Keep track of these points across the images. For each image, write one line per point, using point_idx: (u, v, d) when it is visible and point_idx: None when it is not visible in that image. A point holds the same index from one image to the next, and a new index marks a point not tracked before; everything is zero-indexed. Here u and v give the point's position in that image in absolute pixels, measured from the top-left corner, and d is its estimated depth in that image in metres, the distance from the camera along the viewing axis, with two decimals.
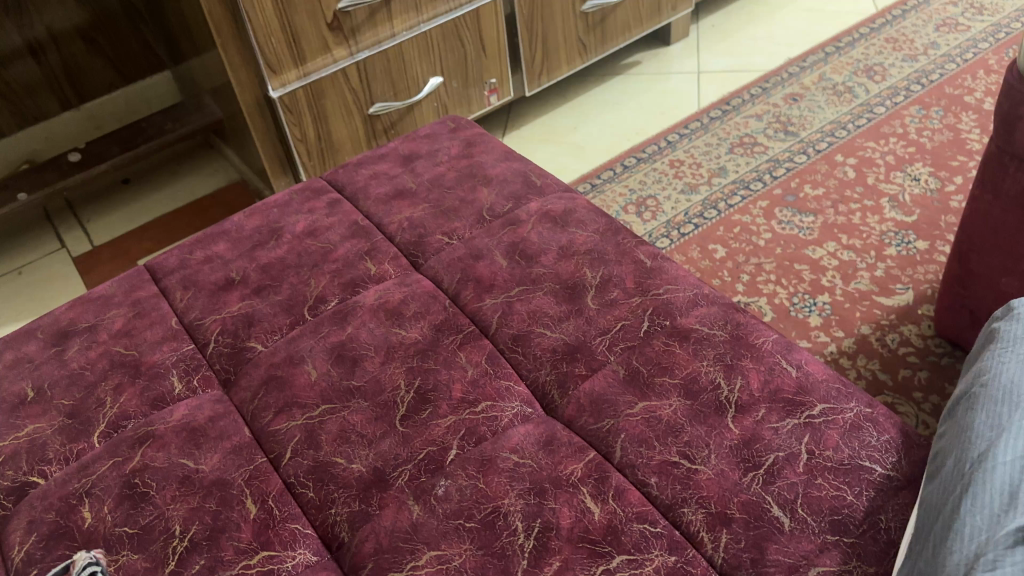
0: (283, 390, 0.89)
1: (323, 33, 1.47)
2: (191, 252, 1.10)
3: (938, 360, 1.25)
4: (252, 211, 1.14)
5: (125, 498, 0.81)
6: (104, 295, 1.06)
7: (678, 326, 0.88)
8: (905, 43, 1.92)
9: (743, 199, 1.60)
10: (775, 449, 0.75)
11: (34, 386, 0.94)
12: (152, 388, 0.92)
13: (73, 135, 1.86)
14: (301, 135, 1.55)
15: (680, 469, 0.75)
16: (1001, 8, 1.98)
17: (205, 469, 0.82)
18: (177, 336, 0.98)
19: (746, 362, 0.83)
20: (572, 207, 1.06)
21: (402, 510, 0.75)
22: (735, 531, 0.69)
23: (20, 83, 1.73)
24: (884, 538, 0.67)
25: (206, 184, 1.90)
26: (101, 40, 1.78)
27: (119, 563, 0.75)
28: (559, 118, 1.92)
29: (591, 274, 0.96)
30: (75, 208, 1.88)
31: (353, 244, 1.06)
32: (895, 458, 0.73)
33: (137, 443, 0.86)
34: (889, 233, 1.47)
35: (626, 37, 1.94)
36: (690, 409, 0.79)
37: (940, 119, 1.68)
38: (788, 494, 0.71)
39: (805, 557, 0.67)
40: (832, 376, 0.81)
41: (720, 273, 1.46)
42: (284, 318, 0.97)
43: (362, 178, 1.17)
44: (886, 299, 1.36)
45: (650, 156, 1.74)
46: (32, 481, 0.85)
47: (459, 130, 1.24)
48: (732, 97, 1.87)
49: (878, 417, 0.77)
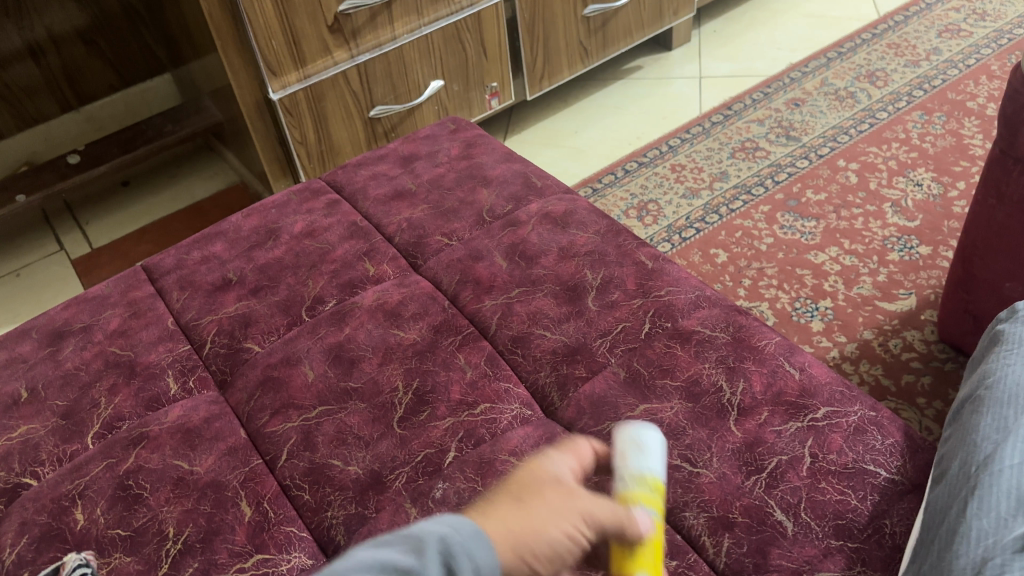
0: (280, 391, 0.87)
1: (323, 36, 1.46)
2: (188, 252, 1.09)
3: (942, 365, 1.24)
4: (250, 210, 1.13)
5: (118, 500, 0.79)
6: (99, 295, 1.05)
7: (680, 328, 0.86)
8: (908, 49, 1.92)
9: (745, 204, 1.59)
10: (778, 453, 0.73)
11: (27, 386, 0.93)
12: (148, 389, 0.91)
13: (72, 138, 1.86)
14: (301, 137, 1.55)
15: (681, 472, 0.73)
16: (1003, 14, 1.98)
17: (200, 471, 0.81)
18: (173, 336, 0.97)
19: (748, 364, 0.82)
20: (573, 208, 1.05)
21: (399, 513, 0.74)
22: (737, 535, 0.68)
23: (20, 85, 1.72)
24: (889, 543, 0.66)
25: (205, 187, 1.89)
26: (101, 42, 1.78)
27: (111, 566, 0.74)
28: (560, 123, 1.92)
29: (592, 275, 0.95)
30: (74, 210, 1.87)
31: (351, 244, 1.05)
32: (900, 462, 0.72)
33: (132, 443, 0.84)
34: (892, 238, 1.46)
35: (627, 42, 1.94)
36: (692, 412, 0.78)
37: (943, 124, 1.68)
38: (791, 498, 0.70)
39: (808, 562, 0.66)
40: (835, 379, 0.80)
41: (722, 278, 1.45)
42: (281, 319, 0.97)
43: (362, 178, 1.17)
44: (888, 304, 1.35)
45: (652, 160, 1.74)
46: (25, 482, 0.84)
47: (459, 131, 1.24)
48: (734, 102, 1.87)
49: (882, 420, 0.76)
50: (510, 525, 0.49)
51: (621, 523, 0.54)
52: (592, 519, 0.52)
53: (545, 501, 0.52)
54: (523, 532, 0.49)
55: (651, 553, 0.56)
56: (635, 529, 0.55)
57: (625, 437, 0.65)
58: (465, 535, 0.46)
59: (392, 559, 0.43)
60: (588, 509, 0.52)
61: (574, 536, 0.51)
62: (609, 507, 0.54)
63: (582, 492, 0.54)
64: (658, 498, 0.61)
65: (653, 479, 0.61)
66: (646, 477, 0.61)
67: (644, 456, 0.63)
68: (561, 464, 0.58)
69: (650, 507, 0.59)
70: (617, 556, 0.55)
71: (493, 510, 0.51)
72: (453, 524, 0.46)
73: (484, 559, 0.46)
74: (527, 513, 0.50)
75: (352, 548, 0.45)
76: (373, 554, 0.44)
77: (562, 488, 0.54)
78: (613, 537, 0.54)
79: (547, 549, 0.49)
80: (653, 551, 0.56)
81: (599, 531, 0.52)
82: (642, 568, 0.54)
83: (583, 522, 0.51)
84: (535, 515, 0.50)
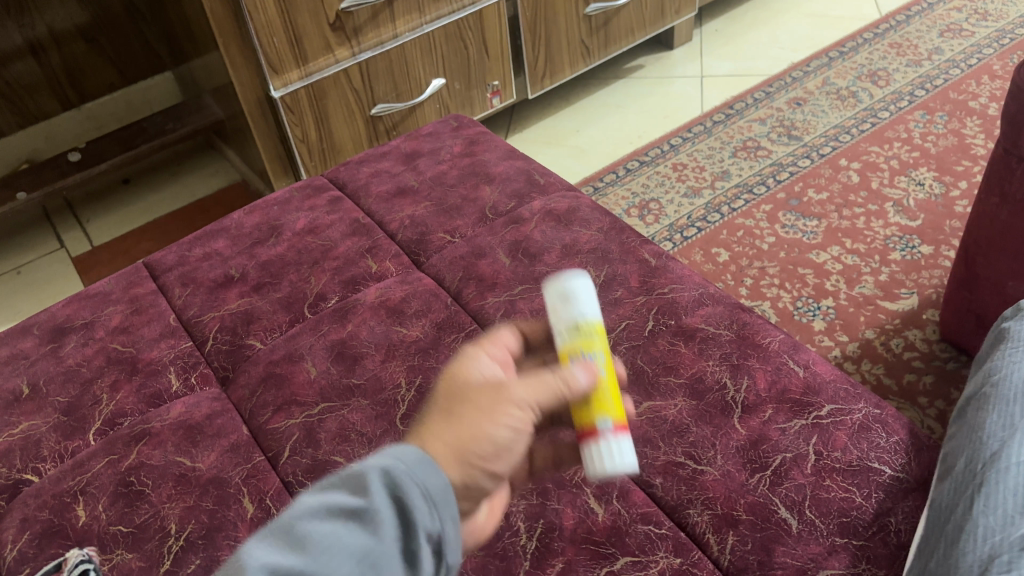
0: (283, 388, 0.87)
1: (325, 33, 1.46)
2: (190, 249, 1.08)
3: (943, 364, 1.24)
4: (252, 207, 1.13)
5: (120, 497, 0.79)
6: (101, 291, 1.04)
7: (683, 325, 0.86)
8: (910, 48, 1.92)
9: (747, 203, 1.59)
10: (782, 450, 0.73)
11: (29, 382, 0.93)
12: (149, 385, 0.91)
13: (72, 135, 1.85)
14: (302, 135, 1.54)
15: (685, 470, 0.73)
16: (1005, 14, 1.98)
17: (202, 467, 0.81)
18: (175, 332, 0.97)
19: (752, 362, 0.81)
20: (576, 206, 1.05)
21: None
22: (741, 533, 0.68)
23: (21, 83, 1.71)
24: (893, 541, 0.66)
25: (206, 185, 1.89)
26: (102, 40, 1.77)
27: (113, 562, 0.74)
28: (561, 121, 1.92)
29: (595, 272, 0.94)
30: (74, 208, 1.87)
31: (354, 241, 1.05)
32: (905, 460, 0.72)
33: (134, 440, 0.84)
34: (894, 237, 1.46)
35: (629, 41, 1.94)
36: (696, 409, 0.78)
37: (945, 124, 1.68)
38: (796, 496, 0.70)
39: (813, 559, 0.66)
40: (840, 377, 0.80)
41: (724, 277, 1.45)
42: (283, 316, 0.96)
43: (364, 176, 1.16)
44: (890, 303, 1.35)
45: (654, 159, 1.74)
46: (27, 478, 0.83)
47: (462, 128, 1.23)
48: (735, 101, 1.87)
49: (887, 418, 0.76)
50: (445, 440, 0.50)
51: (559, 390, 0.57)
52: (527, 400, 0.54)
53: (475, 404, 0.53)
54: (459, 443, 0.50)
55: (608, 393, 0.62)
56: (576, 385, 0.58)
57: (552, 295, 0.68)
58: (408, 462, 0.48)
59: (339, 501, 0.46)
60: (520, 394, 0.54)
61: (516, 424, 0.53)
62: (543, 380, 0.56)
63: (509, 381, 0.55)
64: (599, 336, 0.66)
65: (587, 323, 0.65)
66: (580, 325, 0.65)
67: (574, 304, 0.67)
68: (487, 362, 0.59)
69: (593, 348, 0.64)
70: (578, 410, 0.61)
71: (426, 431, 0.52)
72: (395, 455, 0.48)
73: (432, 480, 0.48)
74: (460, 420, 0.52)
75: (303, 496, 0.48)
76: (323, 498, 0.47)
77: (492, 385, 0.55)
78: (557, 403, 0.57)
79: (492, 447, 0.51)
80: (608, 390, 0.62)
81: (540, 406, 0.55)
82: (603, 411, 0.61)
83: (520, 408, 0.53)
84: (469, 421, 0.52)
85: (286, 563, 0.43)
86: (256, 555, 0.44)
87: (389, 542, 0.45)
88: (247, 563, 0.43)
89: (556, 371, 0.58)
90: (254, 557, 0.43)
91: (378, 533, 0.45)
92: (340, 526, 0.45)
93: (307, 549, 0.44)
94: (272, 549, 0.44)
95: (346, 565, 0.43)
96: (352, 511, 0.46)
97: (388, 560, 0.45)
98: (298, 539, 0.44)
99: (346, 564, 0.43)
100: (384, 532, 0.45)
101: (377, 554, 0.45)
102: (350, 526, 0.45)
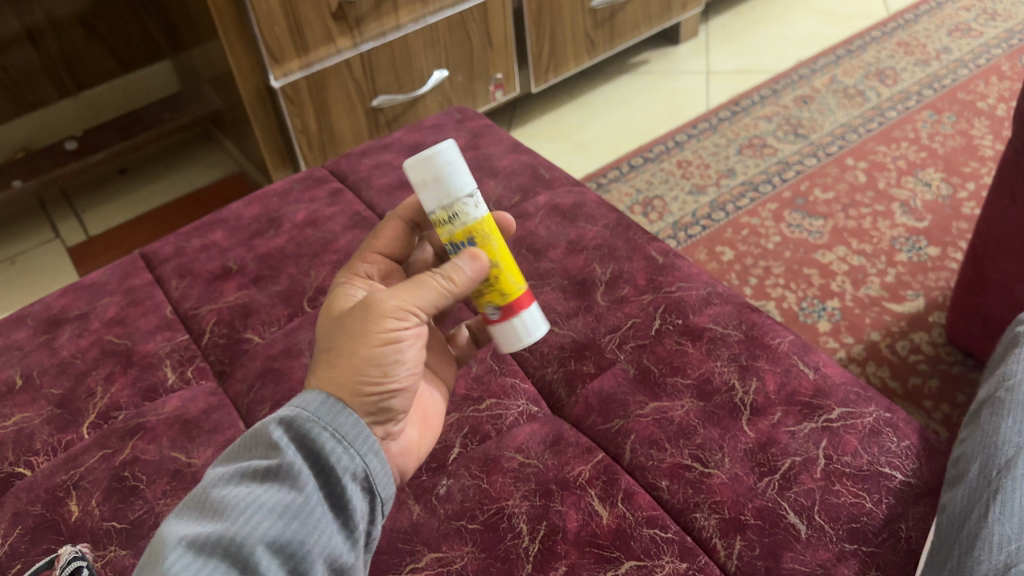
0: (280, 383, 0.86)
1: (327, 23, 1.43)
2: (188, 239, 1.06)
3: (949, 368, 1.22)
4: (252, 199, 1.11)
5: (114, 491, 0.77)
6: (97, 282, 1.02)
7: (690, 325, 0.85)
8: (918, 47, 1.90)
9: (752, 202, 1.57)
10: (791, 454, 0.72)
11: (23, 373, 0.91)
12: (145, 379, 0.89)
13: (70, 124, 1.83)
14: (302, 126, 1.52)
15: (691, 473, 0.72)
16: (1015, 14, 1.96)
17: (197, 463, 0.79)
18: (172, 325, 0.95)
19: (761, 363, 0.80)
20: (582, 201, 1.03)
21: (401, 509, 0.72)
22: (749, 538, 0.66)
23: (17, 69, 1.69)
24: (904, 548, 0.65)
25: (202, 176, 1.87)
26: (101, 27, 1.74)
27: (105, 559, 0.72)
28: (565, 116, 1.90)
29: (601, 270, 0.93)
30: (69, 198, 1.85)
31: (354, 235, 1.03)
32: (915, 465, 0.70)
33: (128, 434, 0.82)
34: (901, 239, 1.44)
35: (635, 35, 1.92)
36: (703, 411, 0.76)
37: (953, 124, 1.66)
38: (805, 500, 0.68)
39: (821, 565, 0.64)
40: (850, 380, 0.79)
41: (729, 275, 1.43)
42: (282, 309, 0.95)
43: (366, 167, 1.15)
44: (896, 305, 1.33)
45: (658, 155, 1.72)
46: (19, 472, 0.81)
47: (466, 121, 1.21)
48: (742, 97, 1.85)
49: (898, 422, 0.74)
50: (335, 371, 0.61)
51: (438, 287, 0.65)
52: (402, 308, 0.63)
53: (350, 330, 0.63)
54: (348, 371, 0.61)
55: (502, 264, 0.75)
56: (456, 279, 0.66)
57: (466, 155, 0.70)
58: (313, 409, 0.59)
59: (256, 465, 0.56)
60: (391, 306, 0.63)
61: (403, 331, 0.63)
62: (417, 284, 0.65)
63: (380, 294, 0.63)
64: None
65: None
66: None
67: None
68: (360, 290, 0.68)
69: None
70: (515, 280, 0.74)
71: (316, 372, 0.62)
72: (299, 405, 0.59)
73: (341, 421, 0.59)
74: (341, 345, 0.62)
75: (214, 470, 0.58)
76: (236, 467, 0.57)
77: (363, 304, 0.63)
78: (444, 298, 0.66)
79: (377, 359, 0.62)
80: None
81: (420, 308, 0.64)
82: None
83: (403, 318, 0.63)
84: (351, 350, 0.61)
85: (206, 531, 0.52)
86: (176, 531, 0.53)
87: (310, 493, 0.56)
88: (168, 539, 0.52)
89: (432, 271, 0.66)
90: (174, 533, 0.52)
91: (296, 488, 0.56)
92: (257, 488, 0.55)
93: (226, 515, 0.53)
94: (190, 524, 0.54)
95: (268, 521, 0.54)
96: (267, 473, 0.56)
97: (311, 506, 0.56)
98: (215, 508, 0.54)
99: (270, 519, 0.54)
100: (303, 485, 0.56)
101: (299, 504, 0.55)
102: (268, 487, 0.55)
